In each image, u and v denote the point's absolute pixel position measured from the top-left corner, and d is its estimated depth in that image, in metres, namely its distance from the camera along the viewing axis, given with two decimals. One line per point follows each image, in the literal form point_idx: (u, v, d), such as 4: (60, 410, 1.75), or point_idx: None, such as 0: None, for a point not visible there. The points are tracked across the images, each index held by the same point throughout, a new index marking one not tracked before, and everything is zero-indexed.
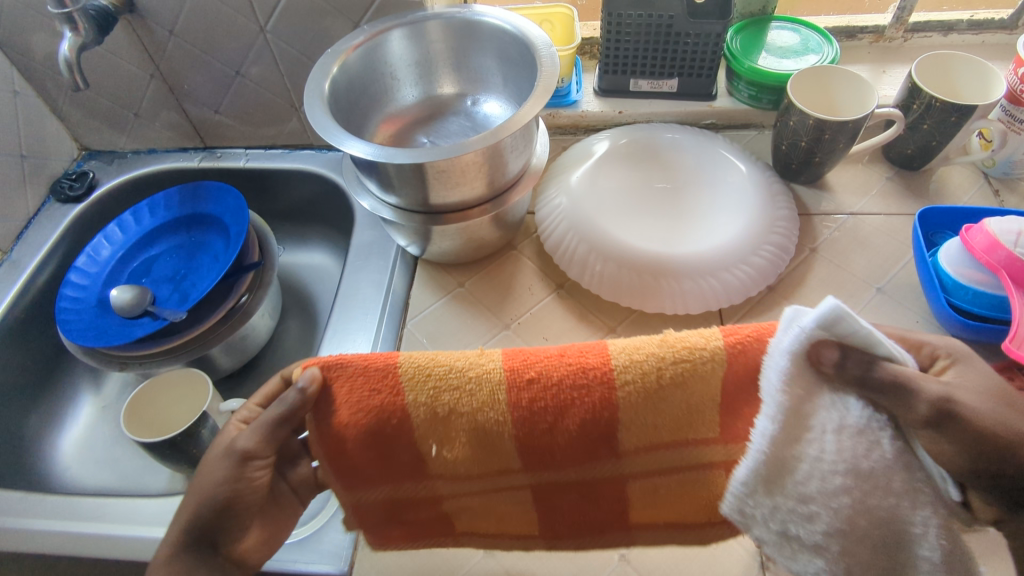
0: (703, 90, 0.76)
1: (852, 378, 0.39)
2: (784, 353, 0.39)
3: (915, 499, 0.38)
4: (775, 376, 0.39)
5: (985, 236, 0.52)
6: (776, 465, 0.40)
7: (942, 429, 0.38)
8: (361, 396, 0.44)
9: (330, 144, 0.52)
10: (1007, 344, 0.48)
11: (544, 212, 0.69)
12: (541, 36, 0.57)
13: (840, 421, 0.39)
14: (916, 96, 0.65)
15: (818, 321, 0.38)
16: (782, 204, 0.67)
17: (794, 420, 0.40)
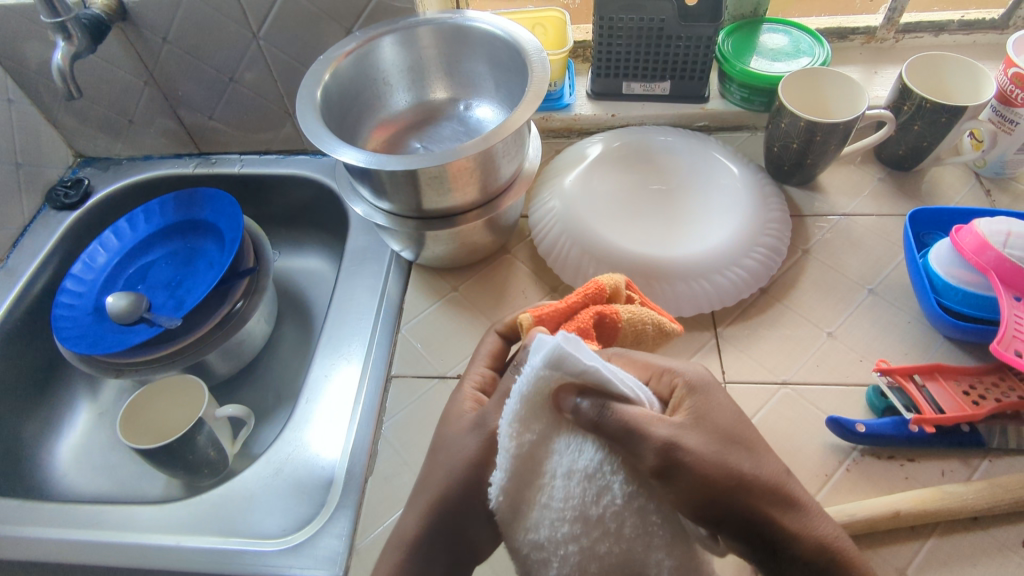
0: (696, 92, 0.76)
1: (592, 420, 0.33)
2: (519, 399, 0.34)
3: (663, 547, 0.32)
4: (507, 424, 0.34)
5: (975, 237, 0.52)
6: (524, 498, 0.35)
7: (671, 465, 0.34)
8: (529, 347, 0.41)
9: (323, 152, 0.52)
10: (996, 346, 0.48)
11: (537, 216, 0.70)
12: (532, 41, 0.57)
13: (586, 468, 0.33)
14: (906, 97, 0.65)
15: (543, 361, 0.32)
16: (774, 206, 0.67)
17: (547, 455, 0.34)
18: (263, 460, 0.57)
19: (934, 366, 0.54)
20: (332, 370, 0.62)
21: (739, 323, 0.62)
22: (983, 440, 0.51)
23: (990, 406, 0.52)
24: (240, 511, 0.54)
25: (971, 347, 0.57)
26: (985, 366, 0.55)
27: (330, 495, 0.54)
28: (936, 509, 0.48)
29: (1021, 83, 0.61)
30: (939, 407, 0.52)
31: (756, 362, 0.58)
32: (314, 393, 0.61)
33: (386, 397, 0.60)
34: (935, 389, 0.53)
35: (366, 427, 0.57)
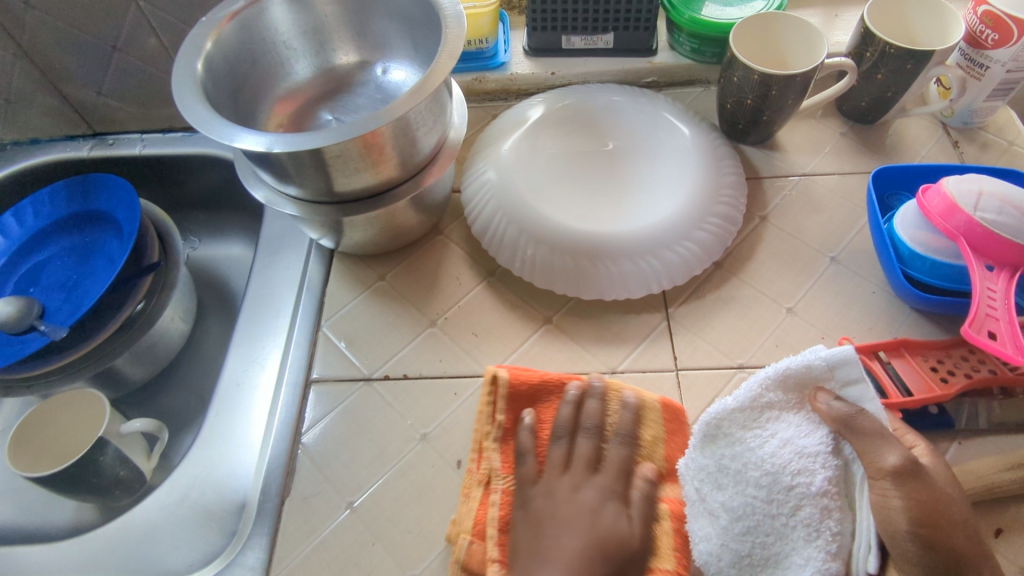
0: (642, 44, 0.69)
1: (840, 417, 0.41)
2: (776, 373, 0.43)
3: (815, 532, 0.40)
4: (766, 377, 0.44)
5: (942, 199, 0.47)
6: (721, 432, 0.45)
7: (906, 484, 0.38)
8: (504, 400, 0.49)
9: (214, 140, 0.44)
10: (968, 327, 0.44)
11: (470, 191, 0.63)
12: None
13: (805, 441, 0.42)
14: (869, 42, 0.59)
15: (831, 355, 0.43)
16: (729, 168, 0.61)
17: (757, 411, 0.44)
18: (168, 485, 0.51)
19: (900, 341, 0.50)
20: (247, 376, 0.56)
21: (693, 301, 0.56)
22: (953, 421, 0.48)
23: (961, 384, 0.48)
24: (143, 545, 0.49)
25: (938, 317, 0.53)
26: (953, 339, 0.51)
27: (242, 522, 0.48)
28: None
29: (991, 23, 0.56)
30: (906, 387, 0.48)
31: (710, 344, 0.54)
32: (226, 404, 0.54)
33: (306, 404, 0.53)
34: (901, 366, 0.50)
35: (282, 442, 0.51)
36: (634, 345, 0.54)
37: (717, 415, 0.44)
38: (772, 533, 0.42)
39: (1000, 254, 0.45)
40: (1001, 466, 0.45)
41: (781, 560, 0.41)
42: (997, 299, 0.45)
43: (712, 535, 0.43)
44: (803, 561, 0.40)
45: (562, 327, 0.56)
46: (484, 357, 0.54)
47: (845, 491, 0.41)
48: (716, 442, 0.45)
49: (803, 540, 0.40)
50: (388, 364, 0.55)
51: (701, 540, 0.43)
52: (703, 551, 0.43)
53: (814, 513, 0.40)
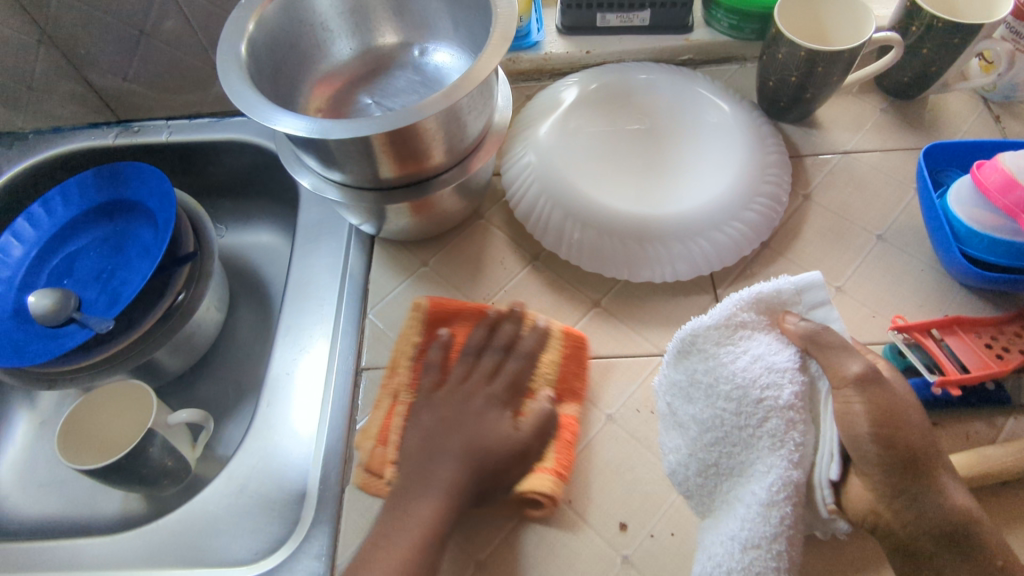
0: (679, 22, 0.68)
1: (804, 334, 0.45)
2: (752, 295, 0.46)
3: (779, 442, 0.42)
4: (745, 297, 0.46)
5: (1001, 175, 0.47)
6: (695, 347, 0.47)
7: (866, 389, 0.41)
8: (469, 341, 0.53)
9: (259, 123, 0.43)
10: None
11: (510, 173, 0.62)
12: None
13: (774, 358, 0.45)
14: (915, 16, 0.58)
15: (799, 282, 0.47)
16: (772, 146, 0.61)
17: (731, 329, 0.46)
18: (224, 477, 0.51)
19: (954, 318, 0.50)
20: (294, 365, 0.55)
21: (741, 282, 0.56)
22: (1009, 397, 0.48)
23: (1016, 360, 0.48)
24: (204, 537, 0.49)
25: (989, 295, 0.53)
26: (1004, 315, 0.51)
27: (303, 512, 0.48)
28: (975, 475, 0.44)
29: None
30: (963, 364, 0.48)
31: None
32: (276, 394, 0.54)
33: (358, 392, 0.53)
34: (954, 343, 0.49)
35: (338, 432, 0.51)
36: None
37: (694, 330, 0.47)
38: (738, 442, 0.44)
39: None
40: None
41: (744, 471, 0.44)
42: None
43: (681, 446, 0.46)
44: (765, 468, 0.42)
45: (611, 310, 0.56)
46: None
47: (809, 406, 0.44)
48: (691, 358, 0.48)
49: (768, 449, 0.43)
50: None
51: (671, 452, 0.47)
52: (673, 461, 0.46)
53: (780, 424, 0.43)
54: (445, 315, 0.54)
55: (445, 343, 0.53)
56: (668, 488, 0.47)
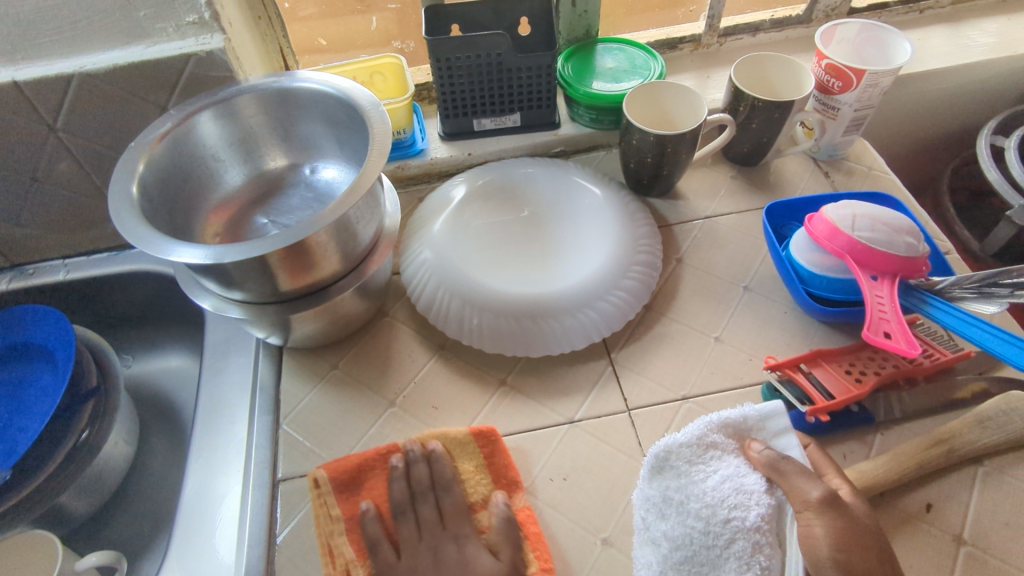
0: (546, 119, 0.76)
1: (767, 461, 0.46)
2: (720, 418, 0.49)
3: (745, 565, 0.43)
4: (712, 423, 0.49)
5: (826, 224, 0.55)
6: (668, 464, 0.48)
7: (826, 514, 0.42)
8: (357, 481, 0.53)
9: (155, 257, 0.45)
10: (867, 333, 0.50)
11: (409, 271, 0.65)
12: (367, 95, 0.55)
13: (741, 481, 0.46)
14: (740, 99, 0.68)
15: (764, 407, 0.50)
16: (642, 220, 0.67)
17: (702, 448, 0.48)
18: None
19: (816, 352, 0.56)
20: (209, 487, 0.54)
21: (631, 344, 0.61)
22: (873, 415, 0.54)
23: (872, 381, 0.54)
24: None
25: (843, 327, 0.60)
26: (857, 344, 0.58)
27: None
28: (854, 490, 0.49)
29: (834, 74, 0.66)
30: (828, 391, 0.53)
31: (654, 381, 0.58)
32: (190, 519, 0.53)
33: (276, 506, 0.53)
34: (821, 374, 0.55)
35: (259, 547, 0.50)
36: (586, 394, 0.58)
37: (665, 448, 0.48)
38: (706, 563, 0.45)
39: (880, 265, 0.52)
40: (925, 445, 0.51)
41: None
42: (886, 306, 0.51)
43: (654, 562, 0.45)
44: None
45: (517, 387, 0.59)
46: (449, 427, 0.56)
47: (776, 529, 0.45)
48: (661, 476, 0.48)
49: (735, 572, 0.43)
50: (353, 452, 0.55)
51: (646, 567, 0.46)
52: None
53: (746, 547, 0.44)
54: (345, 474, 0.53)
55: (402, 470, 0.54)
56: (587, 549, 0.49)
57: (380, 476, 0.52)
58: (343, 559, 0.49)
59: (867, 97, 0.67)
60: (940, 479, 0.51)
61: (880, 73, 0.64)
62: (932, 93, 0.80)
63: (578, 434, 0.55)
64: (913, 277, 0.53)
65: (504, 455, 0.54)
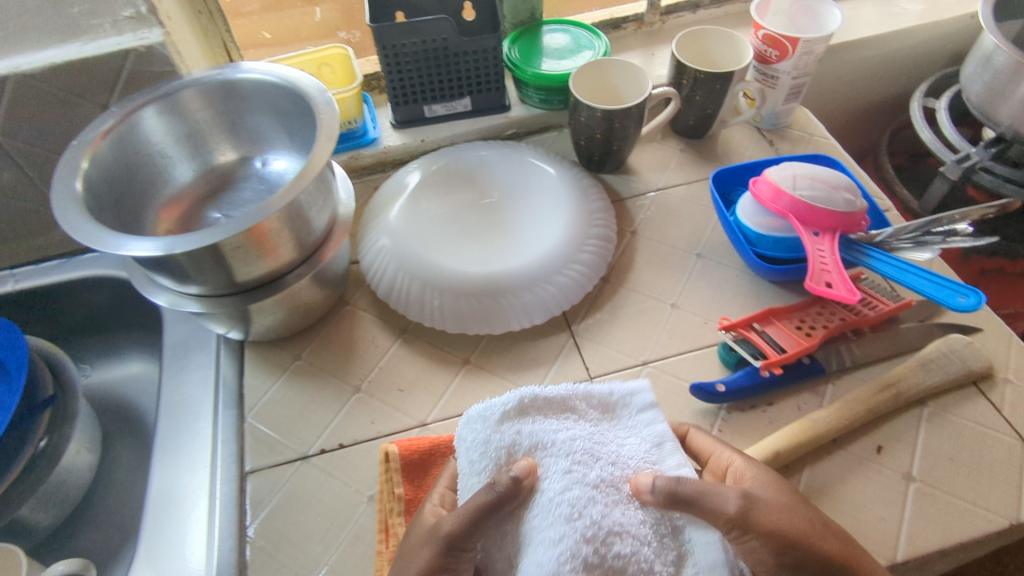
0: (496, 103, 0.76)
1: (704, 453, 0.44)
2: (586, 387, 0.46)
3: (574, 514, 0.37)
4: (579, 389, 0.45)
5: (769, 186, 0.57)
6: (528, 411, 0.43)
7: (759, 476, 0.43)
8: (416, 462, 0.51)
9: (105, 252, 0.45)
10: (811, 283, 0.52)
11: (368, 259, 0.65)
12: (312, 82, 0.55)
13: (600, 445, 0.42)
14: (682, 72, 0.70)
15: (635, 387, 0.47)
16: (595, 195, 0.68)
17: (561, 407, 0.44)
18: None
19: (768, 311, 0.58)
20: (175, 485, 0.54)
21: (591, 316, 0.62)
22: (824, 367, 0.56)
23: (821, 334, 0.56)
24: None
25: (792, 286, 0.62)
26: (807, 300, 0.60)
27: None
28: (808, 438, 0.51)
29: (770, 43, 0.69)
30: (780, 346, 0.55)
31: (614, 349, 0.59)
32: (157, 517, 0.52)
33: (245, 498, 0.53)
34: (773, 332, 0.57)
35: (230, 539, 0.50)
36: (549, 367, 0.59)
37: (529, 395, 0.43)
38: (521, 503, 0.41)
39: (821, 221, 0.55)
40: (874, 391, 0.54)
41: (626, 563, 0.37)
42: (827, 259, 0.53)
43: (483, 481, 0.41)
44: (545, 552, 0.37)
45: (480, 365, 0.59)
46: (415, 408, 0.57)
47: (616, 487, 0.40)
48: (520, 416, 0.42)
49: (563, 519, 0.37)
50: (320, 439, 0.55)
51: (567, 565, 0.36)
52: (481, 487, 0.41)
53: (580, 496, 0.38)
54: (418, 453, 0.51)
55: None
56: None
57: (392, 474, 0.50)
58: (394, 543, 0.48)
59: (803, 65, 0.69)
60: (890, 422, 0.53)
61: (813, 41, 0.67)
62: (865, 60, 0.83)
63: None
64: (854, 233, 0.55)
65: None
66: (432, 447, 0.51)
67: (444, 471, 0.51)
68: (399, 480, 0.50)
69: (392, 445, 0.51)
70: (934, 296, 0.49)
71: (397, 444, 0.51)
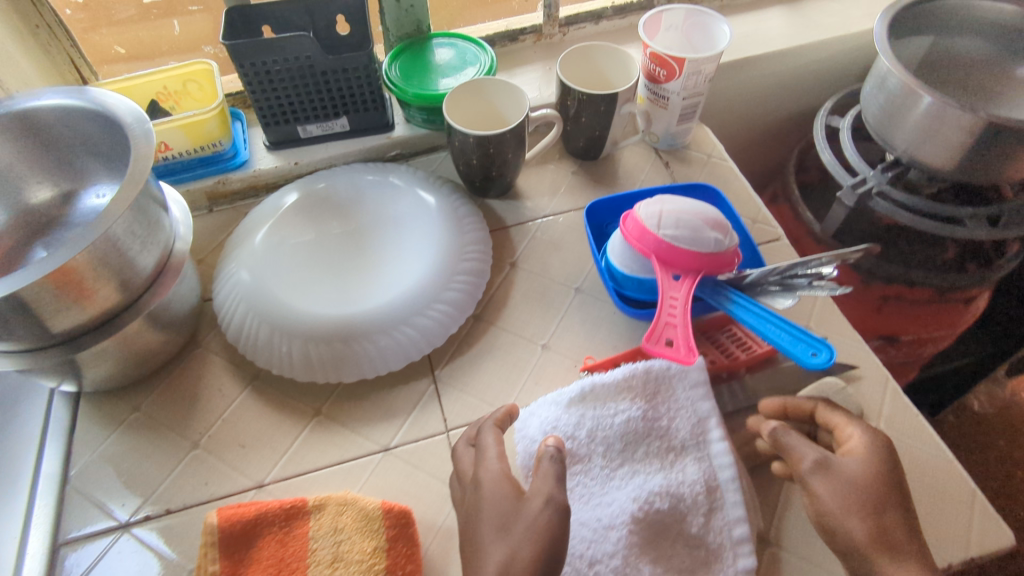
0: (378, 122, 0.71)
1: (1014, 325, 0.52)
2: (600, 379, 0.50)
3: (616, 479, 0.47)
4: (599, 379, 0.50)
5: (635, 224, 0.53)
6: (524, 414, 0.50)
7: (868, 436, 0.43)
8: (237, 533, 0.47)
9: None
10: (648, 342, 0.51)
11: (221, 297, 0.60)
12: (120, 101, 0.50)
13: (634, 424, 0.49)
14: (567, 93, 0.65)
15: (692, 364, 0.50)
16: (471, 225, 0.64)
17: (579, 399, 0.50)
18: None
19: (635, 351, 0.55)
20: None
21: (456, 359, 0.58)
22: None
23: None
24: None
25: None
26: None
27: None
28: None
29: (658, 62, 0.64)
30: None
31: (476, 397, 0.56)
32: None
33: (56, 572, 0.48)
34: None
35: None
36: (404, 418, 0.55)
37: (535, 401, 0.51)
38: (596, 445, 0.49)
39: (683, 265, 0.51)
40: (740, 443, 0.51)
41: (669, 523, 0.46)
42: (676, 309, 0.51)
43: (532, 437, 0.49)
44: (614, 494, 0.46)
45: (332, 416, 0.55)
46: (255, 467, 0.52)
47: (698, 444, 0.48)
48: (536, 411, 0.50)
49: (632, 477, 0.47)
50: (146, 504, 0.51)
51: (587, 544, 0.44)
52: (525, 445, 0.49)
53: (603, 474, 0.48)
54: (239, 524, 0.47)
55: (302, 530, 0.48)
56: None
57: (208, 549, 0.46)
58: None
59: (692, 86, 0.65)
60: (755, 476, 0.51)
61: (700, 60, 0.62)
62: (773, 75, 0.80)
63: (393, 462, 0.52)
64: (724, 272, 0.52)
65: (411, 541, 0.47)
66: (256, 515, 0.48)
67: (269, 540, 0.47)
68: (217, 554, 0.46)
69: (214, 514, 0.47)
70: (787, 351, 0.46)
71: (217, 513, 0.47)
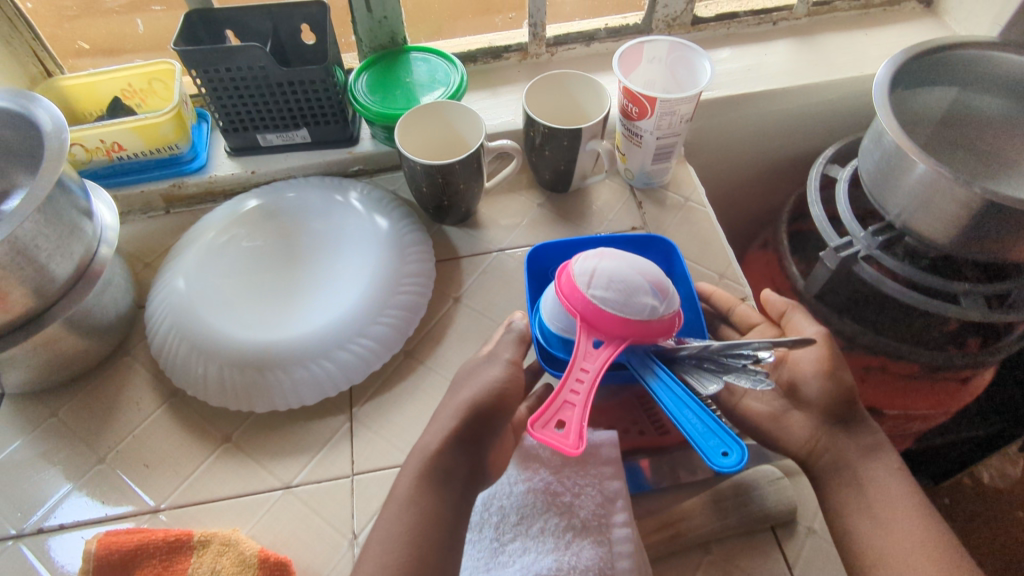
0: (340, 136, 0.69)
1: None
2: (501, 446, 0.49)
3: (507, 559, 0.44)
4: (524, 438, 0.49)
5: (567, 278, 0.48)
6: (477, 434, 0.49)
7: None
8: (115, 563, 0.45)
9: None
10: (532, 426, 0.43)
11: (151, 305, 0.59)
12: (50, 108, 0.50)
13: (533, 495, 0.47)
14: (531, 125, 0.61)
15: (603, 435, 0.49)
16: (415, 255, 0.62)
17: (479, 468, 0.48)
18: None
19: None
20: None
21: (377, 398, 0.56)
22: None
23: None
24: None
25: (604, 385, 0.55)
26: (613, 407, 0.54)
27: None
28: None
29: (631, 99, 0.59)
30: None
31: (388, 442, 0.53)
32: None
33: None
34: None
35: None
36: (311, 456, 0.53)
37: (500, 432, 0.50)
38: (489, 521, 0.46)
39: (608, 332, 0.46)
40: (652, 529, 0.47)
41: None
42: (584, 381, 0.45)
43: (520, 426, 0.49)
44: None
45: (239, 446, 0.53)
46: (154, 491, 0.51)
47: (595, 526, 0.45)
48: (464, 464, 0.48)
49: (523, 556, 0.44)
50: (40, 515, 0.50)
51: None
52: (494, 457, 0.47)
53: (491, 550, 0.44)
54: (119, 553, 0.45)
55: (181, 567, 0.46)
56: None
57: None
58: None
59: (666, 126, 0.60)
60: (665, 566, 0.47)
61: (674, 101, 0.57)
62: (774, 114, 0.74)
63: (290, 502, 0.50)
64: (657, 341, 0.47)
65: None
66: (137, 545, 0.46)
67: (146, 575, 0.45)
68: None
69: (96, 540, 0.46)
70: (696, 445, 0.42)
71: (98, 539, 0.46)
